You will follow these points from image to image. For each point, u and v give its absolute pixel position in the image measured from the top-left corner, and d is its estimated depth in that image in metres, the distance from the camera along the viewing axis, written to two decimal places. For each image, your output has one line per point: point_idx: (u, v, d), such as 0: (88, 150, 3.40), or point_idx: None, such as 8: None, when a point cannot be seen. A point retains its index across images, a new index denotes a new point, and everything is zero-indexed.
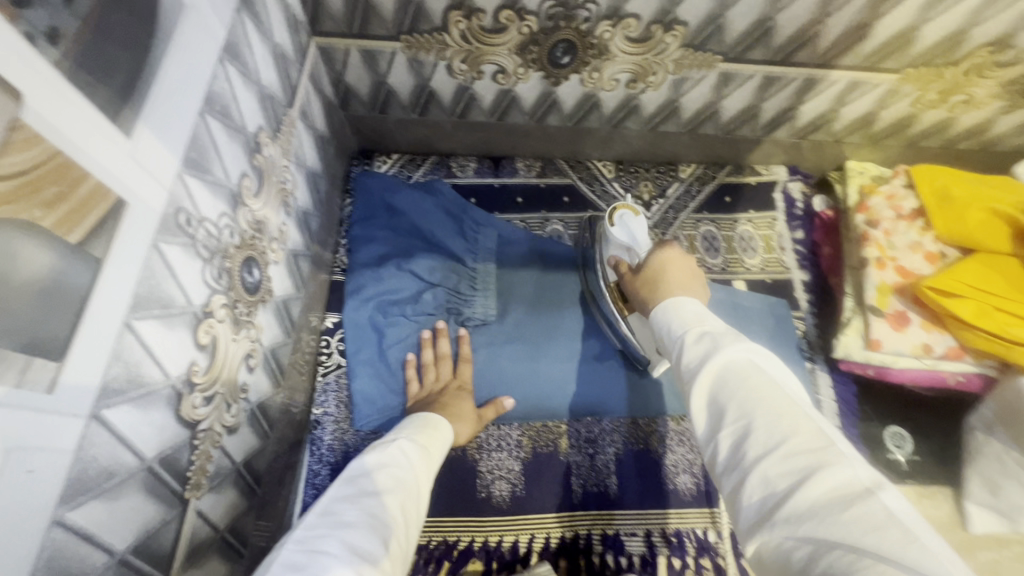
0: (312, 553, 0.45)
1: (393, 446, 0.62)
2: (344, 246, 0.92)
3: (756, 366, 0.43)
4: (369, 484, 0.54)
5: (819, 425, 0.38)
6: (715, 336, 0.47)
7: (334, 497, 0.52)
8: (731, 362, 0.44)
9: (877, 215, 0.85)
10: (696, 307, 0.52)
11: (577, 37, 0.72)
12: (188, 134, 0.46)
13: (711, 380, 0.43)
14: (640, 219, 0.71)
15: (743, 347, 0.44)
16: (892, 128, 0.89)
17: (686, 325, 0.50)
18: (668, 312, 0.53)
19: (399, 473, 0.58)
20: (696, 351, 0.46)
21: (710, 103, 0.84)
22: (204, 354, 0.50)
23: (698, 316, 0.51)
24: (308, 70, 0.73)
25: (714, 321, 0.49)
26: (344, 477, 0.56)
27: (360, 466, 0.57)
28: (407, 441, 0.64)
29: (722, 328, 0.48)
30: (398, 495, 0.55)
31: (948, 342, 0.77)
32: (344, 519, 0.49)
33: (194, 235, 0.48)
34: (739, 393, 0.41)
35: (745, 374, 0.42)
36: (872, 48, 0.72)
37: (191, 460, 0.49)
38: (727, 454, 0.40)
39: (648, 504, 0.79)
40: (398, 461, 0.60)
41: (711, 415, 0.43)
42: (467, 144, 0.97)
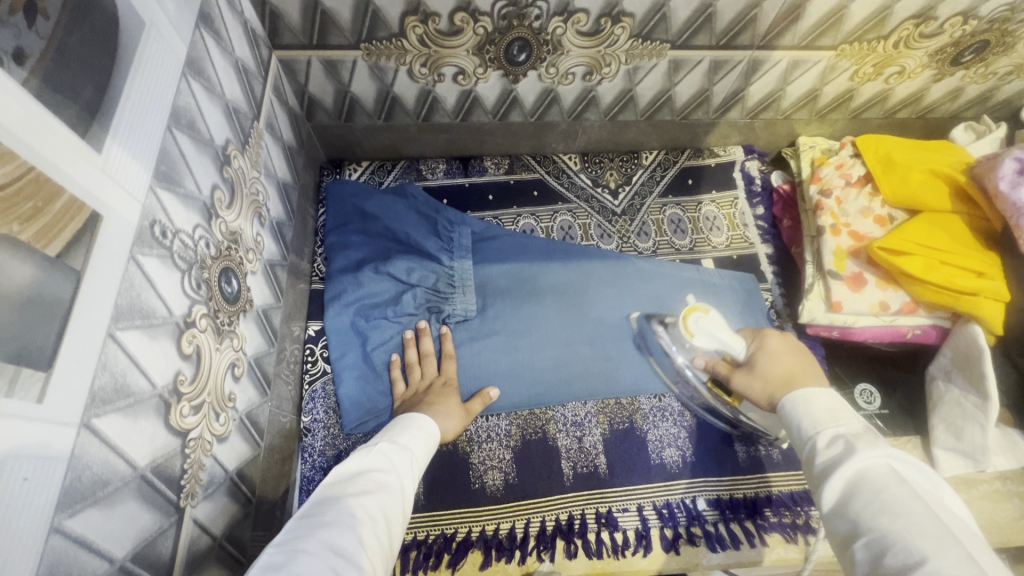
0: (291, 553, 0.46)
1: (375, 449, 0.63)
2: (321, 254, 0.93)
3: (897, 474, 0.46)
4: (349, 488, 0.56)
5: (967, 551, 0.39)
6: (852, 438, 0.50)
7: (316, 500, 0.54)
8: (872, 468, 0.46)
9: (829, 184, 0.90)
10: (826, 400, 0.55)
11: (532, 35, 0.75)
12: (157, 148, 0.47)
13: (847, 481, 0.47)
14: (712, 316, 0.72)
15: (882, 454, 0.47)
16: (835, 103, 0.94)
17: (818, 419, 0.53)
18: (798, 405, 0.56)
19: (381, 476, 0.59)
20: (835, 450, 0.50)
21: (664, 90, 0.88)
22: (189, 363, 0.51)
23: (831, 407, 0.54)
24: (271, 84, 0.74)
25: (848, 417, 0.53)
26: (327, 482, 0.57)
27: (343, 472, 0.59)
28: (391, 443, 0.65)
29: (858, 430, 0.51)
30: (380, 497, 0.56)
31: (902, 298, 0.81)
32: (324, 519, 0.51)
33: (170, 247, 0.49)
34: (878, 502, 0.44)
35: (885, 482, 0.45)
36: (808, 27, 0.77)
37: (185, 468, 0.50)
38: (866, 564, 0.43)
39: (638, 479, 0.82)
40: (380, 464, 0.61)
41: (846, 521, 0.45)
42: (434, 147, 0.99)
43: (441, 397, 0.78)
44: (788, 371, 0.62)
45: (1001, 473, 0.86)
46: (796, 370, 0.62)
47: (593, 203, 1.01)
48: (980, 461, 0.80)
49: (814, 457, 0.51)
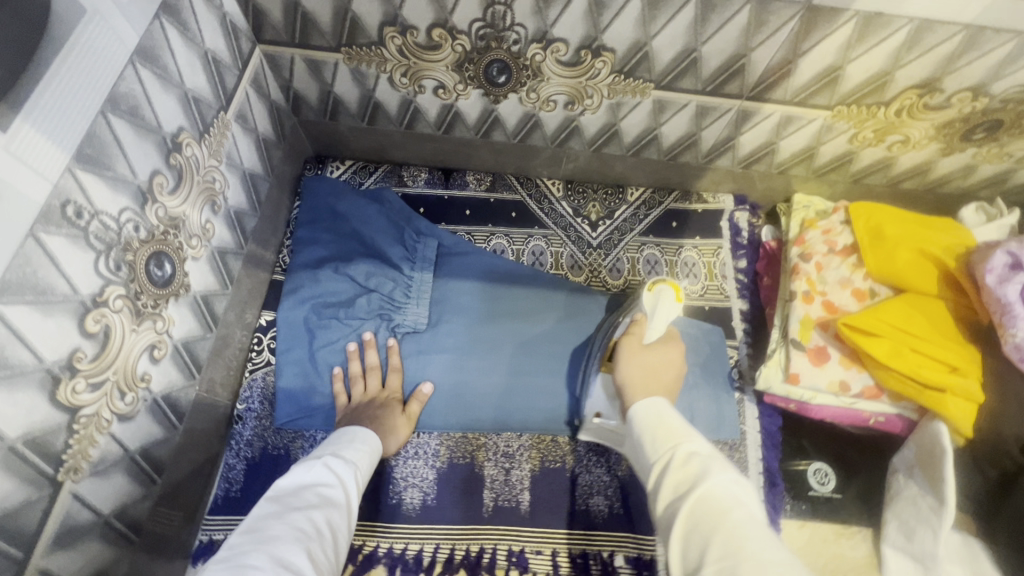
0: (236, 569, 0.46)
1: (319, 462, 0.63)
2: (288, 246, 0.94)
3: (741, 501, 0.45)
4: (297, 502, 0.56)
5: None
6: (699, 459, 0.49)
7: (258, 516, 0.54)
8: (720, 492, 0.45)
9: (811, 249, 0.86)
10: (677, 421, 0.55)
11: (510, 58, 0.74)
12: (84, 132, 0.48)
13: (693, 507, 0.45)
14: (675, 304, 0.73)
15: (729, 479, 0.46)
16: (834, 164, 0.89)
17: (663, 442, 0.53)
18: (648, 421, 0.56)
19: (326, 489, 0.60)
20: (685, 471, 0.49)
21: (649, 129, 0.85)
22: (93, 341, 0.52)
23: (681, 428, 0.54)
24: (249, 76, 0.76)
25: (694, 438, 0.52)
26: (269, 497, 0.57)
27: (286, 487, 0.59)
28: (335, 456, 0.66)
29: (705, 450, 0.51)
30: (325, 510, 0.56)
31: (865, 380, 0.76)
32: (269, 534, 0.51)
33: (85, 228, 0.50)
34: (722, 526, 0.43)
35: (727, 507, 0.44)
36: (800, 83, 0.73)
37: (68, 443, 0.51)
38: None
39: (558, 523, 0.79)
40: (325, 477, 0.61)
41: (693, 550, 0.43)
42: (418, 155, 0.99)
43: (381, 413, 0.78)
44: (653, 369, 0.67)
45: None
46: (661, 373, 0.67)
47: (569, 232, 0.99)
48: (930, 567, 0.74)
49: (665, 479, 0.49)
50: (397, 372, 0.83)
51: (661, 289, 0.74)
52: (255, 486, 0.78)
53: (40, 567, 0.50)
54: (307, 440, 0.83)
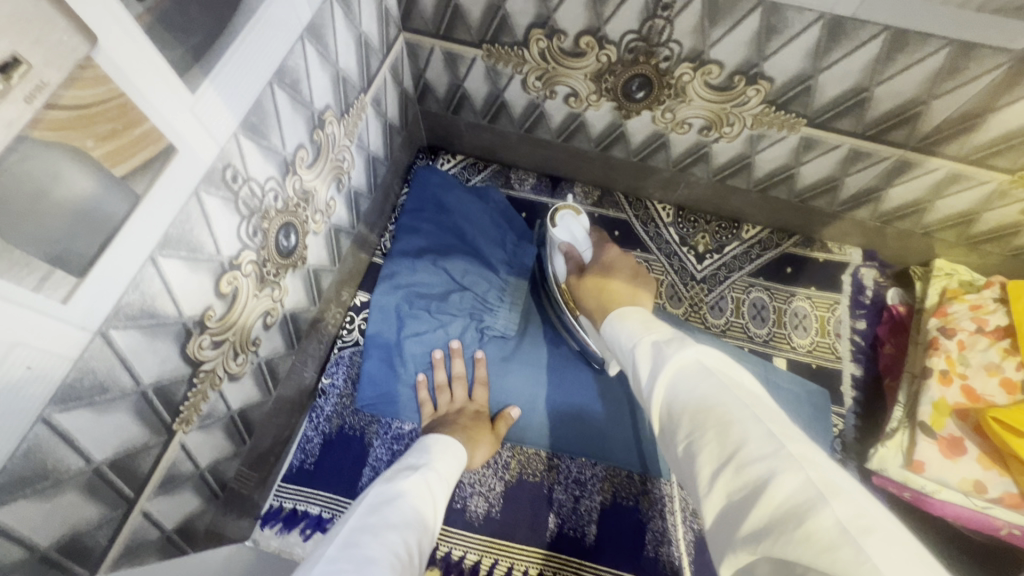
0: None
1: (418, 476, 0.62)
2: (390, 231, 0.95)
3: (706, 366, 0.43)
4: (391, 519, 0.54)
5: (773, 426, 0.37)
6: (665, 345, 0.47)
7: (355, 527, 0.51)
8: (688, 366, 0.44)
9: (955, 324, 0.76)
10: (648, 322, 0.53)
11: (656, 75, 0.71)
12: (253, 100, 0.50)
13: (666, 386, 0.44)
14: (579, 218, 0.78)
15: (693, 351, 0.45)
16: (994, 234, 0.79)
17: (631, 342, 0.52)
18: (615, 324, 0.57)
19: (420, 506, 0.58)
20: (652, 358, 0.47)
21: (786, 166, 0.79)
22: (222, 301, 0.54)
23: (651, 326, 0.52)
24: (390, 61, 0.77)
25: (663, 329, 0.51)
26: (362, 509, 0.55)
27: (379, 497, 0.57)
28: (431, 472, 0.64)
29: (671, 334, 0.49)
30: (418, 531, 0.54)
31: (1007, 486, 0.65)
32: (369, 552, 0.48)
33: (237, 191, 0.51)
34: (693, 398, 0.41)
35: (699, 376, 0.42)
36: (983, 141, 0.65)
37: (187, 395, 0.53)
38: (687, 464, 0.40)
39: (624, 565, 0.74)
40: (420, 492, 0.60)
41: (669, 421, 0.43)
42: (529, 160, 0.98)
43: (468, 423, 0.77)
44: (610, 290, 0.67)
45: None
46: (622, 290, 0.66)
47: (673, 260, 0.94)
48: None
49: (637, 379, 0.48)
50: (479, 376, 0.83)
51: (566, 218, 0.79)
52: (327, 463, 0.79)
53: (144, 509, 0.52)
54: (382, 426, 0.82)
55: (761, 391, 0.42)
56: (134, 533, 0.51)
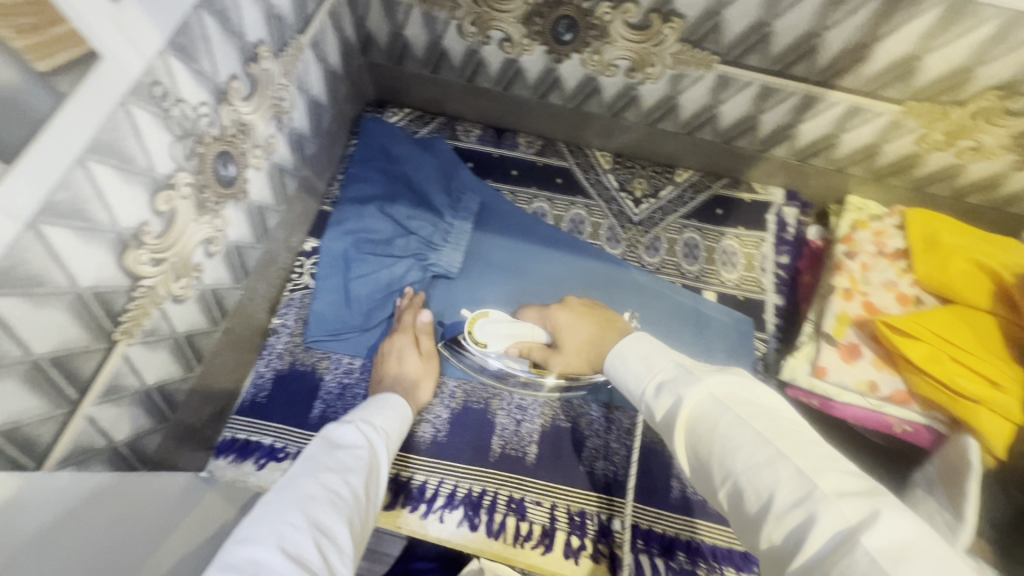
0: (275, 526, 0.47)
1: (351, 426, 0.64)
2: (339, 180, 0.98)
3: (720, 399, 0.50)
4: (330, 463, 0.57)
5: (800, 463, 0.43)
6: (672, 382, 0.54)
7: (291, 474, 0.54)
8: (705, 405, 0.50)
9: (858, 247, 0.83)
10: (641, 353, 0.60)
11: (579, 15, 0.75)
12: (179, 21, 0.52)
13: (688, 427, 0.50)
14: (491, 317, 0.86)
15: (704, 385, 0.51)
16: (895, 166, 0.86)
17: (638, 379, 0.59)
18: (620, 369, 0.61)
19: (357, 451, 0.60)
20: (665, 396, 0.54)
21: (708, 106, 0.85)
22: (159, 219, 0.57)
23: (650, 364, 0.58)
24: (329, 7, 0.80)
25: (663, 363, 0.58)
26: (303, 457, 0.58)
27: (318, 446, 0.59)
28: (364, 423, 0.66)
29: (672, 372, 0.56)
30: (360, 475, 0.57)
31: (896, 384, 0.74)
32: (304, 492, 0.51)
33: (168, 110, 0.54)
34: (716, 440, 0.47)
35: (713, 413, 0.49)
36: (872, 72, 0.71)
37: (127, 307, 0.55)
38: (732, 506, 0.45)
39: (562, 478, 0.80)
40: (357, 441, 0.62)
41: (702, 462, 0.49)
42: (473, 111, 1.01)
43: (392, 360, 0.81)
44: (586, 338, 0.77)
45: None
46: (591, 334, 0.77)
47: (612, 205, 0.99)
48: None
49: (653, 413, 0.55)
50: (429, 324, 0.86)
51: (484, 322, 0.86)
52: (279, 397, 0.83)
53: (87, 415, 0.55)
54: (333, 361, 0.86)
55: (778, 413, 0.49)
56: (79, 438, 0.54)
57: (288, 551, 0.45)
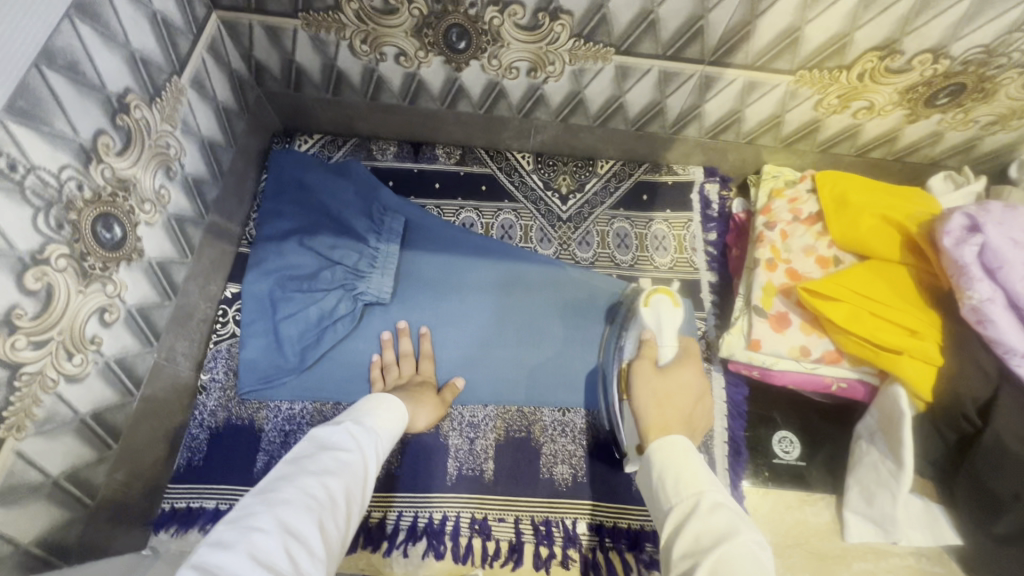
0: (244, 531, 0.43)
1: (340, 427, 0.57)
2: (254, 219, 0.93)
3: (760, 560, 0.45)
4: (311, 465, 0.51)
5: None
6: (718, 512, 0.49)
7: (273, 475, 0.50)
8: (738, 552, 0.45)
9: (776, 217, 0.87)
10: (702, 465, 0.54)
11: (468, 22, 0.74)
12: (16, 83, 0.48)
13: (714, 562, 0.45)
14: (675, 314, 0.79)
15: (754, 538, 0.46)
16: (801, 133, 0.89)
17: (686, 489, 0.52)
18: (672, 464, 0.55)
19: (344, 455, 0.54)
20: (702, 522, 0.49)
21: (614, 97, 0.85)
22: (33, 299, 0.52)
23: (703, 478, 0.53)
24: (206, 42, 0.75)
25: (719, 489, 0.52)
26: (287, 457, 0.53)
27: (304, 448, 0.54)
28: (357, 423, 0.59)
29: (728, 505, 0.50)
30: (343, 478, 0.51)
31: (825, 346, 0.76)
32: (280, 496, 0.47)
33: (20, 182, 0.49)
34: None
35: (746, 569, 0.44)
36: (760, 47, 0.73)
37: (9, 401, 0.51)
38: None
39: (522, 491, 0.79)
40: (346, 442, 0.56)
41: None
42: (386, 128, 0.99)
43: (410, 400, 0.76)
44: (670, 397, 0.66)
45: (916, 549, 0.81)
46: (680, 402, 0.66)
47: (539, 205, 0.99)
48: (890, 532, 0.74)
49: (685, 529, 0.49)
50: (426, 350, 0.84)
51: (658, 302, 0.80)
52: (217, 457, 0.79)
53: None
54: (271, 410, 0.82)
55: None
56: None
57: (251, 560, 0.41)
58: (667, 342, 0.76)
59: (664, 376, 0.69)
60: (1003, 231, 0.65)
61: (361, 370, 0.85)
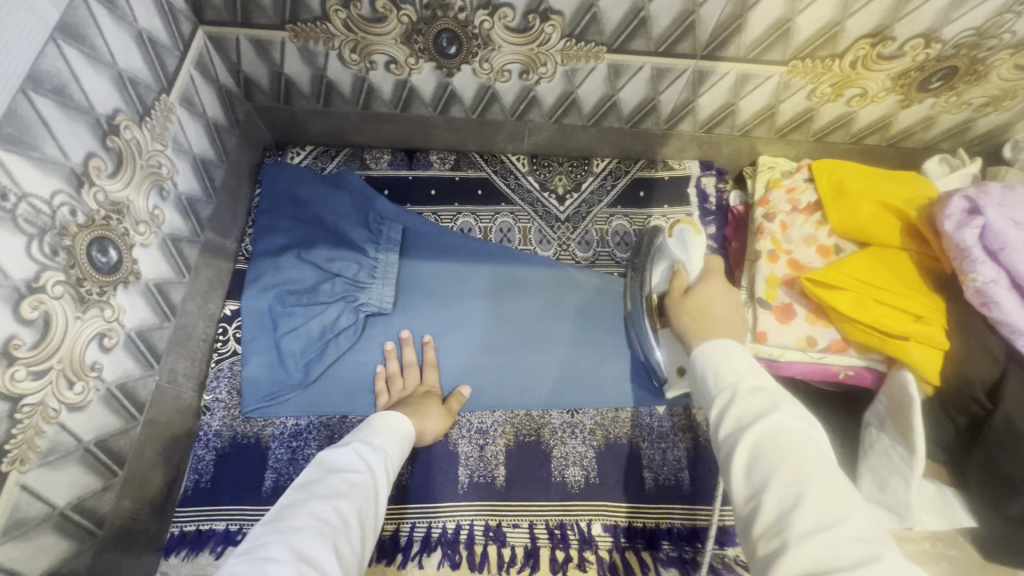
0: (258, 562, 0.42)
1: (347, 448, 0.57)
2: (250, 234, 0.92)
3: (808, 434, 0.45)
4: (321, 489, 0.50)
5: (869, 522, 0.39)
6: (762, 395, 0.48)
7: (283, 502, 0.49)
8: (785, 426, 0.45)
9: (776, 208, 0.87)
10: (746, 356, 0.53)
11: (458, 27, 0.73)
12: (3, 110, 0.47)
13: (757, 437, 0.45)
14: (699, 238, 0.72)
15: (795, 413, 0.46)
16: (795, 123, 0.89)
17: (725, 378, 0.51)
18: (717, 354, 0.54)
19: (354, 476, 0.53)
20: (744, 404, 0.48)
21: (607, 96, 0.84)
22: (31, 329, 0.51)
23: (748, 365, 0.52)
24: (193, 59, 0.75)
25: (763, 375, 0.51)
26: (296, 482, 0.52)
27: (312, 472, 0.53)
28: (365, 442, 0.59)
29: (776, 388, 0.49)
30: (354, 499, 0.51)
31: (832, 334, 0.76)
32: (291, 523, 0.46)
33: (12, 210, 0.48)
34: (785, 461, 0.43)
35: (795, 439, 0.44)
36: (752, 39, 0.72)
37: (11, 434, 0.50)
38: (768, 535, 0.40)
39: (535, 495, 0.79)
40: (354, 463, 0.55)
41: (753, 482, 0.44)
42: (379, 137, 0.98)
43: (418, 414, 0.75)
44: (710, 311, 0.62)
45: (931, 533, 0.81)
46: (720, 319, 0.61)
47: (537, 207, 0.98)
48: (905, 518, 0.72)
49: (728, 411, 0.49)
50: (430, 359, 0.84)
51: (681, 231, 0.74)
52: (224, 477, 0.77)
53: None
54: (278, 427, 0.81)
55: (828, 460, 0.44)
56: None
57: None
58: (696, 265, 0.71)
59: (692, 292, 0.66)
60: (1004, 213, 0.65)
61: (365, 383, 0.84)
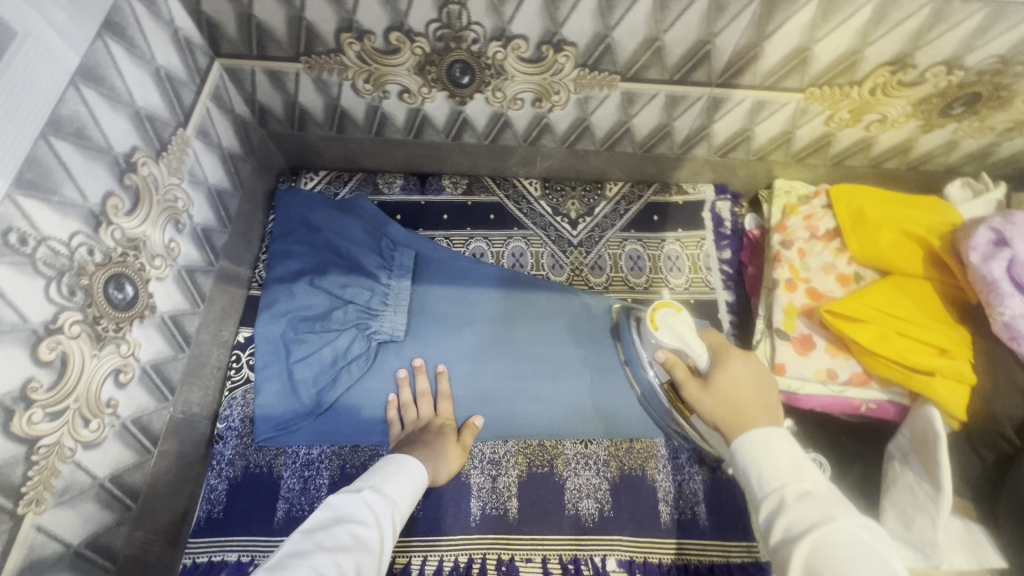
0: None
1: (357, 496, 0.58)
2: (264, 260, 0.93)
3: (864, 540, 0.44)
4: (325, 541, 0.50)
5: None
6: (811, 499, 0.48)
7: (287, 550, 0.49)
8: (840, 535, 0.44)
9: (792, 235, 0.85)
10: (791, 452, 0.52)
11: (471, 58, 0.73)
12: (24, 157, 0.47)
13: (817, 547, 0.44)
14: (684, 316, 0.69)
15: (853, 520, 0.45)
16: (812, 147, 0.87)
17: (770, 477, 0.51)
18: (758, 450, 0.53)
19: (358, 529, 0.53)
20: (795, 508, 0.47)
21: (621, 122, 0.84)
22: (48, 370, 0.51)
23: (795, 463, 0.51)
24: (209, 91, 0.75)
25: (811, 473, 0.50)
26: (303, 529, 0.52)
27: (321, 519, 0.54)
28: (376, 492, 0.59)
29: (825, 492, 0.49)
30: (355, 555, 0.50)
31: (852, 367, 0.75)
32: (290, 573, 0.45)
33: (32, 254, 0.49)
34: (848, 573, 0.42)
35: (852, 553, 0.43)
36: (768, 68, 0.71)
37: (28, 476, 0.50)
38: None
39: (547, 528, 0.78)
40: (360, 515, 0.55)
41: None
42: (392, 162, 0.98)
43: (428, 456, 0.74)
44: (741, 401, 0.59)
45: None
46: (751, 401, 0.59)
47: (549, 231, 0.97)
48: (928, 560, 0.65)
49: (777, 520, 0.48)
50: (444, 389, 0.81)
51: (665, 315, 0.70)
52: (236, 508, 0.77)
53: None
54: (289, 456, 0.80)
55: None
56: None
57: None
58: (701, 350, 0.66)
59: (712, 385, 0.62)
60: None
61: (377, 412, 0.82)
